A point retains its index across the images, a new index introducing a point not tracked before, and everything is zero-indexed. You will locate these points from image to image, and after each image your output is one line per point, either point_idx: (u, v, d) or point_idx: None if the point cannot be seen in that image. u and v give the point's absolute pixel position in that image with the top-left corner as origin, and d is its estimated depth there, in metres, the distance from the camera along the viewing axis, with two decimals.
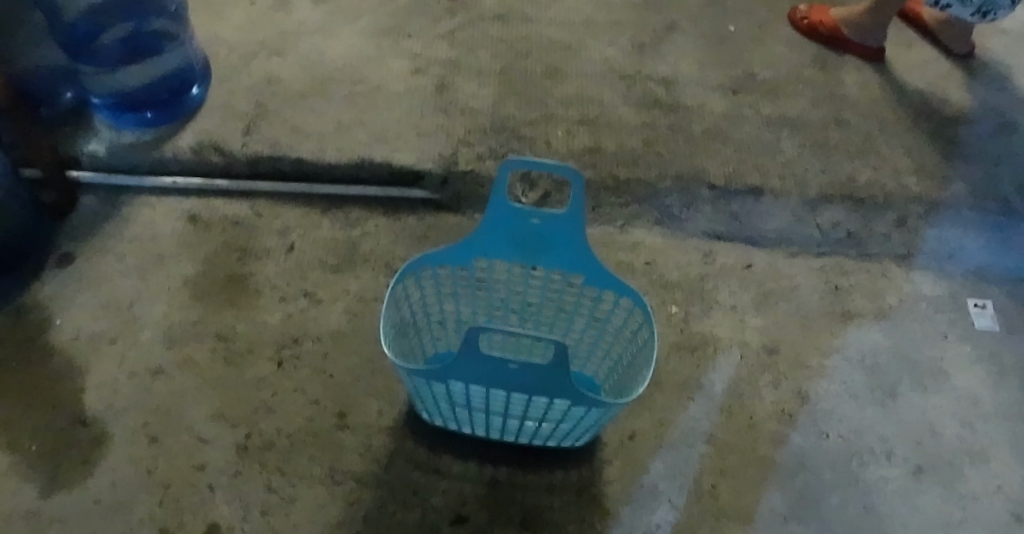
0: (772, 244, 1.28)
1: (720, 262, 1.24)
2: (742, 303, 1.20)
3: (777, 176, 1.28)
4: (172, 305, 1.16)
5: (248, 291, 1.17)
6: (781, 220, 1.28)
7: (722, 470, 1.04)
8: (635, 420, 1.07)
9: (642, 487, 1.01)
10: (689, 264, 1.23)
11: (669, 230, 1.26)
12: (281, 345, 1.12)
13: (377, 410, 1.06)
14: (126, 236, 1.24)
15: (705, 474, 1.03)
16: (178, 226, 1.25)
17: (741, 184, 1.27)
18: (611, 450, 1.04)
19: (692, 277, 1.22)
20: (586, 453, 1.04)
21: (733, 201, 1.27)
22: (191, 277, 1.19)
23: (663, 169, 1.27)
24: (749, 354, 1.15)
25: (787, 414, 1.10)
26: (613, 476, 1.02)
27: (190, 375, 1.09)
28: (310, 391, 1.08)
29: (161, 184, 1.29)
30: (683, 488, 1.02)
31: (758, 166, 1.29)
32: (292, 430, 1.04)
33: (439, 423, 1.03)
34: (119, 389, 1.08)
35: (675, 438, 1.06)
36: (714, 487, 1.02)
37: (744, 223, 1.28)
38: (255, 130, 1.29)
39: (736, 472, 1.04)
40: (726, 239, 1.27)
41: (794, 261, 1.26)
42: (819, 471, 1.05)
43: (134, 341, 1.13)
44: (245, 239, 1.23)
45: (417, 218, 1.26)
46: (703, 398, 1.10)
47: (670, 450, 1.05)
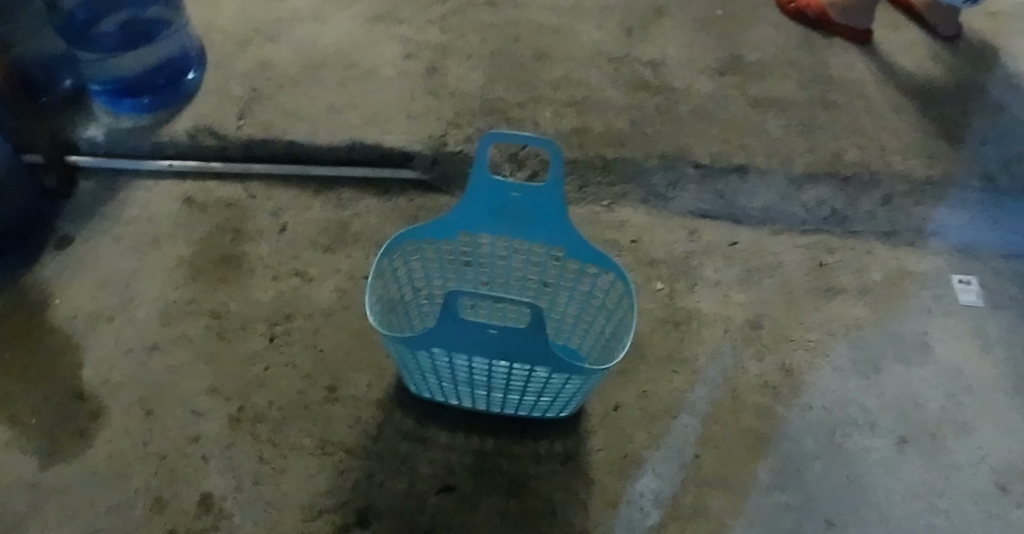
0: (757, 222, 1.31)
1: (705, 240, 1.27)
2: (727, 279, 1.23)
3: (763, 155, 1.29)
4: (167, 284, 1.19)
5: (242, 269, 1.20)
6: (766, 198, 1.30)
7: (706, 440, 1.06)
8: (620, 391, 1.09)
9: (626, 457, 1.03)
10: (674, 242, 1.26)
11: (654, 209, 1.30)
12: (273, 321, 1.14)
13: (367, 383, 1.09)
14: (124, 218, 1.27)
15: (688, 444, 1.05)
16: (174, 208, 1.28)
17: (726, 163, 1.28)
18: (596, 420, 1.06)
19: (678, 255, 1.24)
20: (572, 424, 1.06)
21: (719, 180, 1.29)
22: (187, 257, 1.22)
23: (650, 149, 1.28)
24: (732, 328, 1.17)
25: (770, 387, 1.12)
26: (598, 445, 1.04)
27: (184, 350, 1.12)
28: (301, 366, 1.10)
29: (158, 168, 1.32)
30: (667, 457, 1.04)
31: (742, 145, 1.30)
32: (284, 403, 1.07)
33: (428, 395, 1.06)
34: (116, 365, 1.11)
35: (659, 409, 1.08)
36: (698, 457, 1.04)
37: (730, 202, 1.30)
38: (249, 113, 1.32)
39: (720, 443, 1.06)
40: (711, 217, 1.30)
41: (779, 238, 1.29)
42: (801, 441, 1.07)
43: (130, 318, 1.15)
44: (239, 220, 1.26)
45: (408, 199, 1.29)
46: (687, 371, 1.12)
47: (655, 421, 1.07)
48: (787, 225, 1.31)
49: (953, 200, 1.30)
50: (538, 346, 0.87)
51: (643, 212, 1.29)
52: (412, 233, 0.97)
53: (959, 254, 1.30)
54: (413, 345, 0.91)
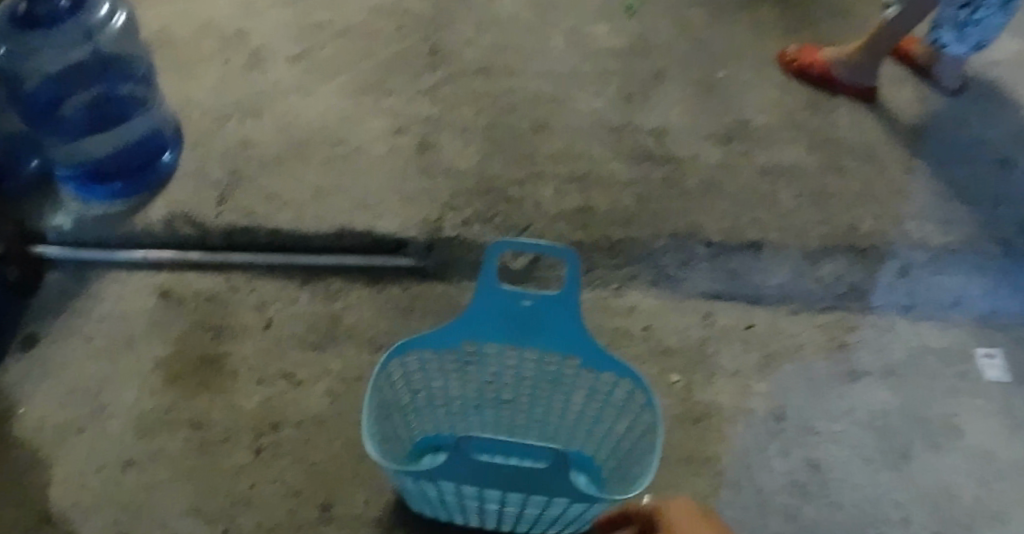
0: (776, 301, 1.24)
1: (721, 324, 1.20)
2: (745, 367, 1.15)
3: (775, 229, 1.24)
4: (143, 390, 1.09)
5: (224, 371, 1.11)
6: (782, 275, 1.24)
7: None
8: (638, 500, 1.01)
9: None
10: (688, 327, 1.19)
11: (666, 291, 1.23)
12: (259, 432, 1.05)
13: (365, 499, 0.99)
14: (95, 315, 1.17)
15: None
16: (150, 303, 1.19)
17: (739, 240, 1.23)
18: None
19: (693, 343, 1.17)
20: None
21: (732, 258, 1.24)
22: (165, 359, 1.13)
23: (658, 228, 1.23)
24: (755, 422, 1.09)
25: (798, 486, 1.04)
26: None
27: (164, 466, 1.02)
28: (291, 481, 1.00)
29: (131, 258, 1.22)
30: None
31: (755, 218, 1.25)
32: (273, 524, 0.97)
33: (434, 515, 0.97)
34: (87, 484, 1.01)
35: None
36: None
37: (744, 280, 1.24)
38: (228, 198, 1.24)
39: None
40: (727, 298, 1.24)
41: (797, 318, 1.22)
42: None
43: (102, 430, 1.05)
44: (221, 315, 1.17)
45: (401, 287, 1.22)
46: (710, 472, 1.04)
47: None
48: (801, 304, 1.24)
49: (970, 267, 1.25)
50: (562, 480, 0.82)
51: (651, 294, 1.23)
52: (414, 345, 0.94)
53: (983, 326, 1.23)
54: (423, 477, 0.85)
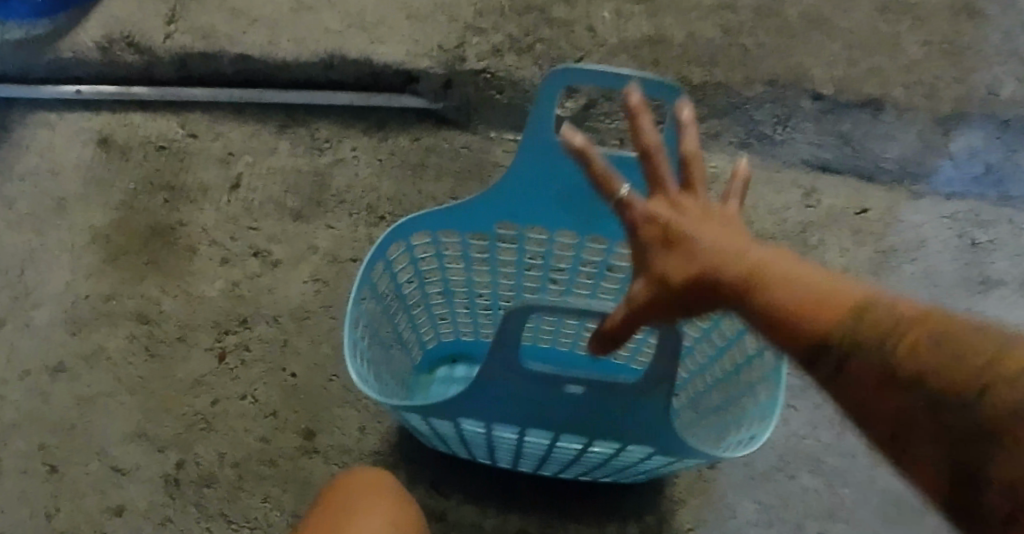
0: (892, 180, 0.94)
1: (827, 204, 0.92)
2: (857, 264, 0.89)
3: (900, 83, 0.93)
4: (77, 271, 0.84)
5: (179, 248, 0.85)
6: (904, 145, 0.93)
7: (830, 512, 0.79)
8: None
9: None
10: (785, 207, 0.91)
11: (753, 157, 0.95)
12: (222, 331, 0.81)
13: (358, 427, 0.77)
14: (17, 172, 0.89)
15: (810, 518, 0.78)
16: (86, 153, 0.90)
17: (855, 96, 0.92)
18: (686, 484, 0.79)
19: (791, 229, 0.90)
20: (646, 492, 0.78)
21: (844, 118, 0.93)
22: (103, 231, 0.86)
23: (752, 71, 0.92)
24: None
25: None
26: (688, 520, 0.77)
27: (102, 374, 0.79)
28: (264, 400, 0.78)
29: (61, 94, 0.93)
30: None
31: (874, 68, 0.93)
32: (240, 458, 0.75)
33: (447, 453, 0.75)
34: (9, 396, 0.78)
35: (768, 466, 0.80)
36: None
37: (858, 149, 0.93)
38: (181, 14, 0.92)
39: (849, 515, 0.79)
40: (832, 170, 0.94)
41: (919, 205, 0.93)
42: None
43: (26, 324, 0.81)
44: (174, 171, 0.89)
45: (410, 137, 0.92)
46: (807, 406, 0.83)
47: (765, 481, 0.80)
48: (929, 187, 0.93)
49: None
50: (649, 421, 0.57)
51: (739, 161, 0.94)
52: (431, 224, 0.68)
53: None
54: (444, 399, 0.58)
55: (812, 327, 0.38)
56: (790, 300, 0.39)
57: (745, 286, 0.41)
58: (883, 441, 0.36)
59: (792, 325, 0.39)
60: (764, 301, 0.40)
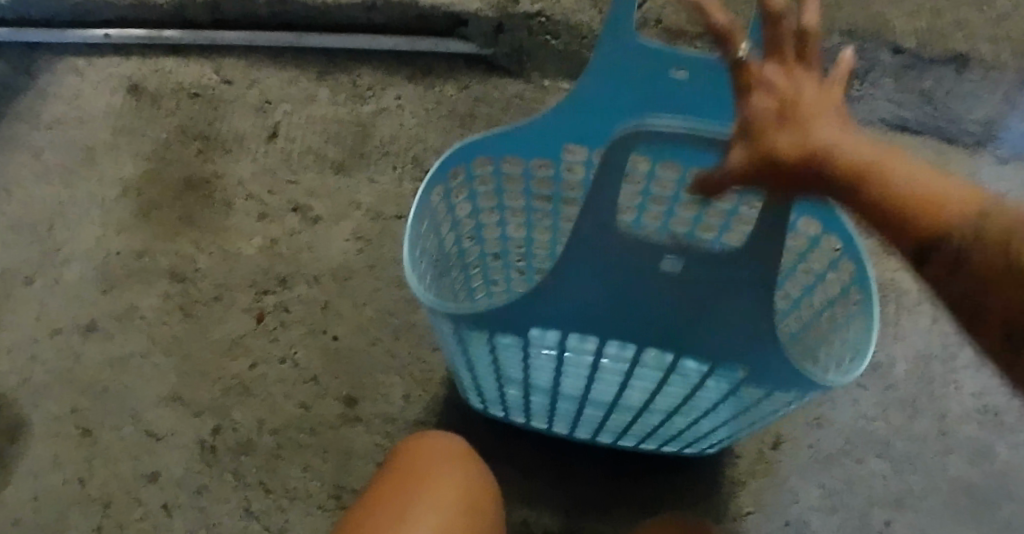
0: (975, 142, 0.86)
1: None
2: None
3: (989, 37, 0.86)
4: (108, 225, 0.79)
5: (214, 201, 0.80)
6: (990, 105, 0.85)
7: (899, 498, 0.72)
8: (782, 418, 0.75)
9: (788, 526, 0.71)
10: None
11: None
12: (261, 290, 0.76)
13: (403, 393, 0.73)
14: (43, 120, 0.85)
15: (876, 505, 0.72)
16: (115, 101, 0.85)
17: (938, 50, 0.85)
18: (747, 466, 0.73)
19: None
20: (707, 472, 0.73)
21: (927, 75, 0.86)
22: (134, 183, 0.81)
23: (830, 20, 0.86)
24: (940, 317, 0.80)
25: (991, 414, 0.76)
26: (749, 504, 0.71)
27: (135, 334, 0.75)
28: (305, 363, 0.73)
29: (88, 38, 0.88)
30: (842, 526, 0.71)
31: (961, 21, 0.87)
32: (279, 424, 0.71)
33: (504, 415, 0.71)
34: (39, 356, 0.75)
35: (835, 450, 0.74)
36: (887, 524, 0.71)
37: (940, 109, 0.86)
38: None
39: (917, 502, 0.72)
40: (910, 132, 0.87)
41: (1003, 169, 0.85)
42: None
43: (56, 281, 0.77)
44: (208, 119, 0.83)
45: (457, 86, 0.85)
46: (879, 386, 0.77)
47: (831, 464, 0.73)
48: (1014, 151, 0.86)
49: None
50: (746, 342, 0.48)
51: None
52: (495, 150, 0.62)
53: None
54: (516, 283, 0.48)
55: (921, 221, 0.35)
56: (906, 193, 0.36)
57: (860, 173, 0.37)
58: (993, 348, 0.33)
59: (905, 216, 0.35)
60: (882, 185, 0.36)
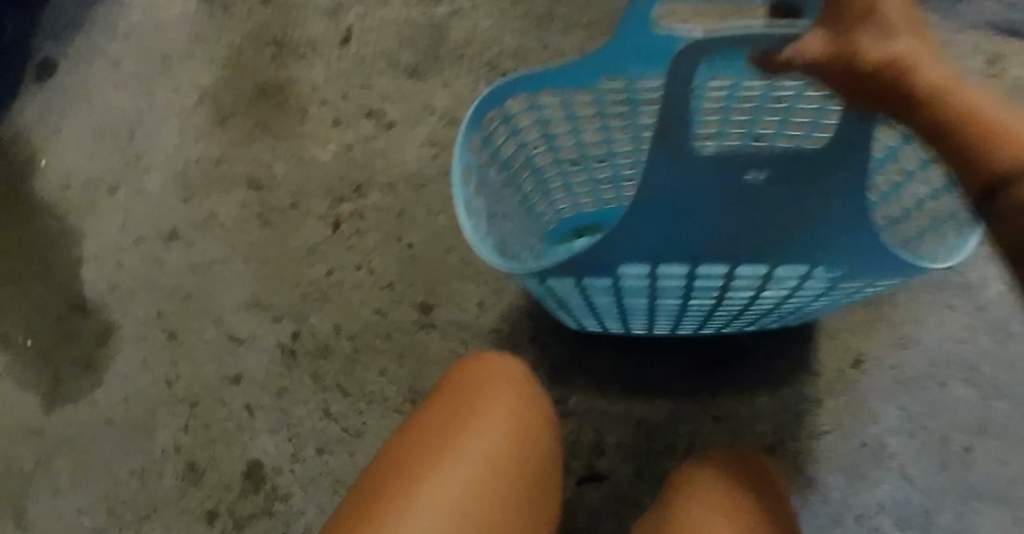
0: None
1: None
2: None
3: None
4: (185, 134, 0.80)
5: (287, 109, 0.79)
6: None
7: (984, 425, 0.67)
8: (874, 334, 0.71)
9: (864, 447, 0.68)
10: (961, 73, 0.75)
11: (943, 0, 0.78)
12: (337, 198, 0.75)
13: (477, 302, 0.72)
14: (121, 29, 0.86)
15: (958, 431, 0.67)
16: (188, 7, 0.84)
17: None
18: (825, 384, 0.69)
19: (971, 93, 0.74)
20: (788, 390, 0.69)
21: None
22: (209, 90, 0.81)
23: None
24: None
25: None
26: (827, 424, 0.68)
27: (214, 241, 0.76)
28: (380, 270, 0.73)
29: None
30: (927, 448, 0.67)
31: None
32: (356, 330, 0.71)
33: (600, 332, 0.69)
34: (124, 263, 0.77)
35: (919, 371, 0.69)
36: (968, 451, 0.67)
37: None
38: None
39: (1004, 429, 0.67)
40: None
41: None
42: None
43: (139, 189, 0.79)
44: (280, 22, 0.81)
45: None
46: (967, 306, 0.70)
47: (916, 386, 0.69)
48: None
49: None
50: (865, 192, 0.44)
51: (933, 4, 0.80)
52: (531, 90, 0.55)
53: None
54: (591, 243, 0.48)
55: None
56: None
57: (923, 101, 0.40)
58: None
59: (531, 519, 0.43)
60: (943, 115, 0.39)
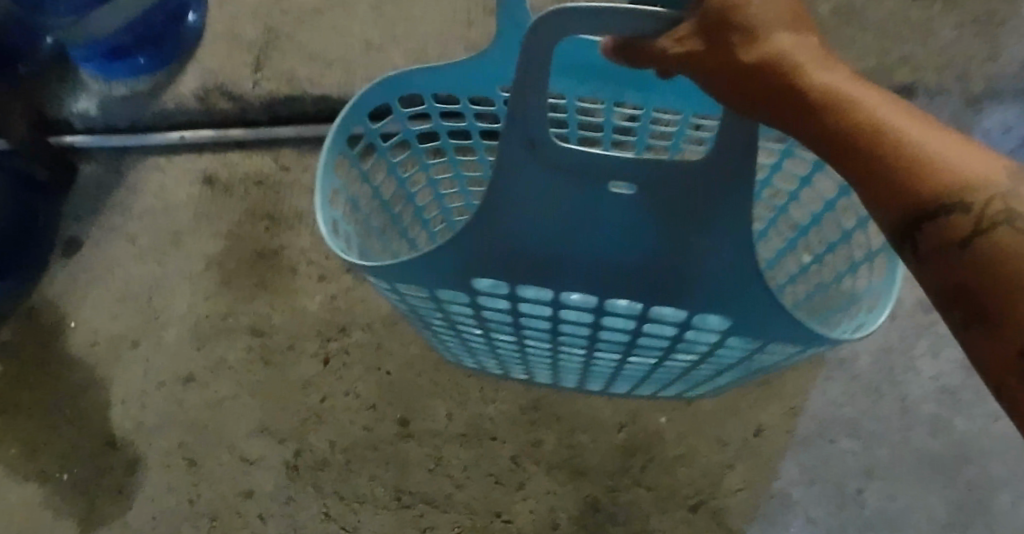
0: None
1: None
2: None
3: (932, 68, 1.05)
4: (196, 295, 0.98)
5: (282, 269, 0.98)
6: None
7: (870, 467, 0.85)
8: (765, 409, 0.88)
9: (773, 498, 0.84)
10: None
11: None
12: (326, 338, 0.94)
13: (446, 412, 0.89)
14: (135, 211, 1.05)
15: (850, 476, 0.85)
16: (193, 191, 1.05)
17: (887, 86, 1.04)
18: (733, 451, 0.86)
19: None
20: (702, 460, 0.86)
21: None
22: (215, 258, 1.00)
23: None
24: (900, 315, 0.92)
25: (949, 394, 0.87)
26: (738, 483, 0.85)
27: (225, 381, 0.93)
28: (364, 394, 0.91)
29: (167, 141, 1.08)
30: (822, 495, 0.84)
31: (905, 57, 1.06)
32: (347, 444, 0.88)
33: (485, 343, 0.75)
34: (148, 404, 0.93)
35: (808, 433, 0.87)
36: (860, 492, 0.84)
37: None
38: (266, 62, 1.08)
39: (887, 470, 0.85)
40: None
41: None
42: (990, 466, 0.84)
43: (158, 342, 0.96)
44: (272, 202, 1.02)
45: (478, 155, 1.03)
46: (843, 376, 0.89)
47: (806, 446, 0.86)
48: None
49: None
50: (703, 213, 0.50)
51: None
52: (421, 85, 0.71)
53: None
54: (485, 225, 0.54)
55: None
56: None
57: (822, 100, 0.42)
58: None
59: None
60: (845, 116, 0.41)
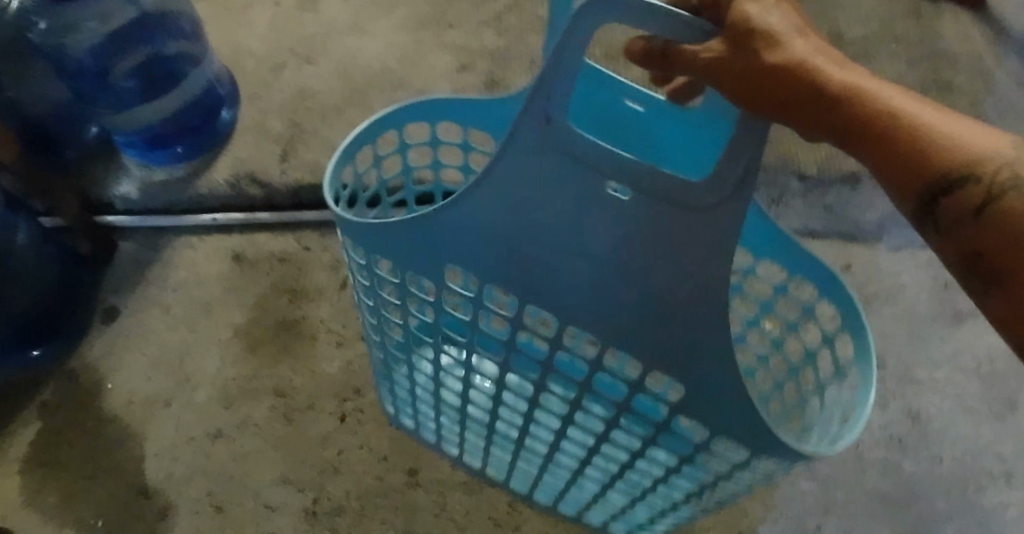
0: (874, 238, 1.15)
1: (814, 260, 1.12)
2: None
3: None
4: (224, 360, 1.09)
5: (303, 337, 1.10)
6: (882, 210, 1.16)
7: (828, 506, 0.96)
8: None
9: None
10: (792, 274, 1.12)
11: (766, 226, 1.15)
12: (342, 398, 1.05)
13: (449, 464, 1.01)
14: (170, 285, 1.17)
15: (810, 513, 0.96)
16: (223, 267, 1.17)
17: (836, 172, 1.18)
18: None
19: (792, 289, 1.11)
20: None
21: (828, 191, 1.17)
22: (243, 327, 1.12)
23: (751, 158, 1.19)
24: None
25: (895, 440, 0.99)
26: (712, 522, 0.96)
27: (251, 436, 1.03)
28: (376, 447, 1.02)
29: (200, 223, 1.22)
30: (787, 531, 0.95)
31: None
32: (361, 492, 0.99)
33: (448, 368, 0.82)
34: (180, 457, 1.03)
35: None
36: (820, 527, 0.95)
37: (843, 216, 1.16)
38: (293, 154, 1.24)
39: (842, 508, 0.96)
40: (821, 235, 1.15)
41: (899, 255, 1.13)
42: (932, 502, 0.96)
43: (189, 401, 1.07)
44: (294, 278, 1.15)
45: None
46: None
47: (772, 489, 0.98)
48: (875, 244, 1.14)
49: None
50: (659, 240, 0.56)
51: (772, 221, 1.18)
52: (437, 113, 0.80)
53: None
54: (475, 214, 0.62)
55: None
56: None
57: (842, 100, 0.48)
58: None
59: None
60: (866, 112, 0.48)
